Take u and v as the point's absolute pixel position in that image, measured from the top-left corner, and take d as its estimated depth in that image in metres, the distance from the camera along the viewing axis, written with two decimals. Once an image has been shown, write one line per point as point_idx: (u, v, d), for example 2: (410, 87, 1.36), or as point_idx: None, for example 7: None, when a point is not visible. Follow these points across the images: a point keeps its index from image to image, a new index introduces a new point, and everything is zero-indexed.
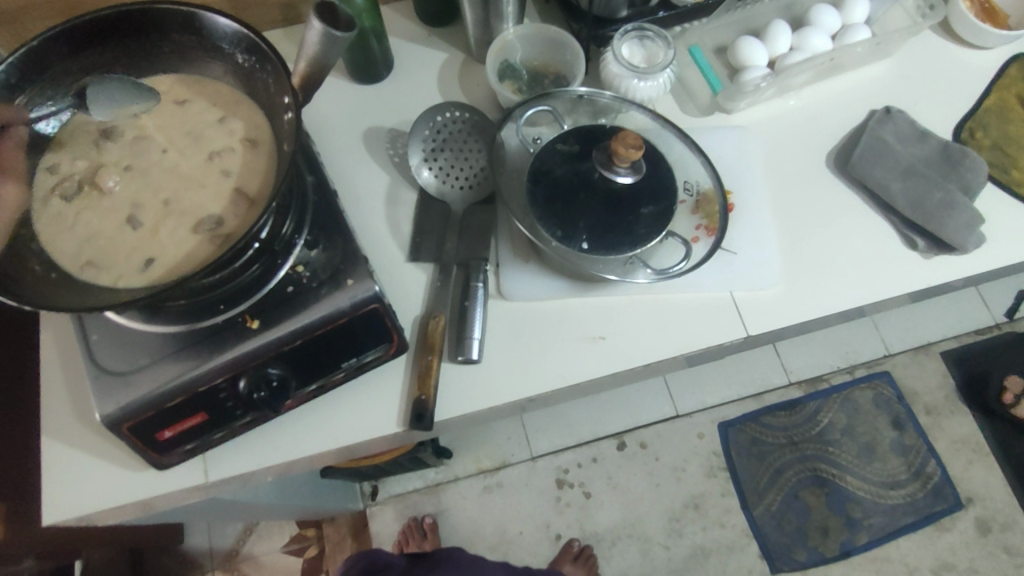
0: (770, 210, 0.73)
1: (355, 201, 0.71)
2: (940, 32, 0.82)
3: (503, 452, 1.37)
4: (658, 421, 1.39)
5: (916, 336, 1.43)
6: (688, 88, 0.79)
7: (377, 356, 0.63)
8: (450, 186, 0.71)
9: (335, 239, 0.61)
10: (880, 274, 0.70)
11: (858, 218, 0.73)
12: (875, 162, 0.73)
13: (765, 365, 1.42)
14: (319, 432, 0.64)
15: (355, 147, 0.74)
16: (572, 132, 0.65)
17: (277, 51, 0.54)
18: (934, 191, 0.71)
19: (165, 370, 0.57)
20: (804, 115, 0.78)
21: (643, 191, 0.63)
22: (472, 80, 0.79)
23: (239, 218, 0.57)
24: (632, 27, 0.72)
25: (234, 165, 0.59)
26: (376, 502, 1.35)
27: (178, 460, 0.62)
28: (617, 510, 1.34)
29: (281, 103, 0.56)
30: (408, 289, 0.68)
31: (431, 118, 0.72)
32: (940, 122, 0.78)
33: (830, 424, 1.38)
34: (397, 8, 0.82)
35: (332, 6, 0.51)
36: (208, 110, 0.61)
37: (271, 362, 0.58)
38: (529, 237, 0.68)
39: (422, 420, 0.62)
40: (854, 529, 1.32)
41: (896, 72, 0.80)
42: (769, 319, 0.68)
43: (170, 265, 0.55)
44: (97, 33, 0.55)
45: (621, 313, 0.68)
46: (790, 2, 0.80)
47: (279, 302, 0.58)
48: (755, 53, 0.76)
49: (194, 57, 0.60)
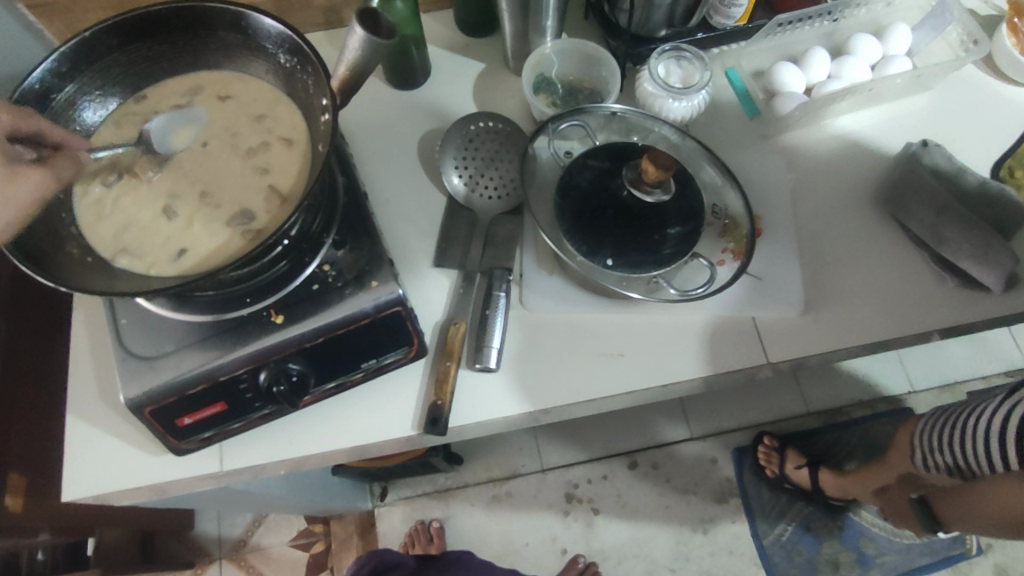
0: (798, 237, 0.72)
1: (384, 204, 0.72)
2: (982, 67, 0.81)
3: (514, 463, 1.37)
4: (672, 442, 1.38)
5: (942, 373, 1.40)
6: (720, 110, 0.78)
7: (396, 358, 0.64)
8: (479, 195, 0.72)
9: (362, 240, 0.62)
10: (908, 310, 0.69)
11: (888, 252, 0.72)
12: (911, 197, 0.71)
13: (783, 394, 1.41)
14: (337, 430, 0.65)
15: (387, 151, 0.75)
16: (602, 148, 0.66)
17: (318, 53, 0.55)
18: (969, 230, 0.68)
19: (190, 358, 0.58)
20: (836, 144, 0.77)
21: (671, 210, 0.63)
22: (507, 91, 0.79)
23: (271, 214, 0.58)
24: (668, 48, 0.72)
25: (269, 162, 0.60)
26: (384, 503, 1.35)
27: (195, 447, 0.63)
28: (626, 528, 1.33)
29: (318, 105, 0.58)
30: (431, 293, 0.69)
31: (464, 128, 0.73)
32: (977, 157, 0.76)
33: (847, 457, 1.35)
34: (437, 16, 0.83)
35: (375, 14, 0.51)
36: (246, 107, 0.62)
37: (292, 358, 0.59)
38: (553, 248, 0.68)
39: (436, 424, 0.63)
40: (866, 566, 1.30)
41: (936, 105, 0.79)
42: (792, 347, 0.68)
43: (201, 257, 0.57)
44: (147, 28, 0.57)
45: (641, 331, 0.68)
46: (830, 30, 0.80)
47: (303, 300, 0.59)
48: (791, 79, 0.76)
49: (238, 56, 0.62)
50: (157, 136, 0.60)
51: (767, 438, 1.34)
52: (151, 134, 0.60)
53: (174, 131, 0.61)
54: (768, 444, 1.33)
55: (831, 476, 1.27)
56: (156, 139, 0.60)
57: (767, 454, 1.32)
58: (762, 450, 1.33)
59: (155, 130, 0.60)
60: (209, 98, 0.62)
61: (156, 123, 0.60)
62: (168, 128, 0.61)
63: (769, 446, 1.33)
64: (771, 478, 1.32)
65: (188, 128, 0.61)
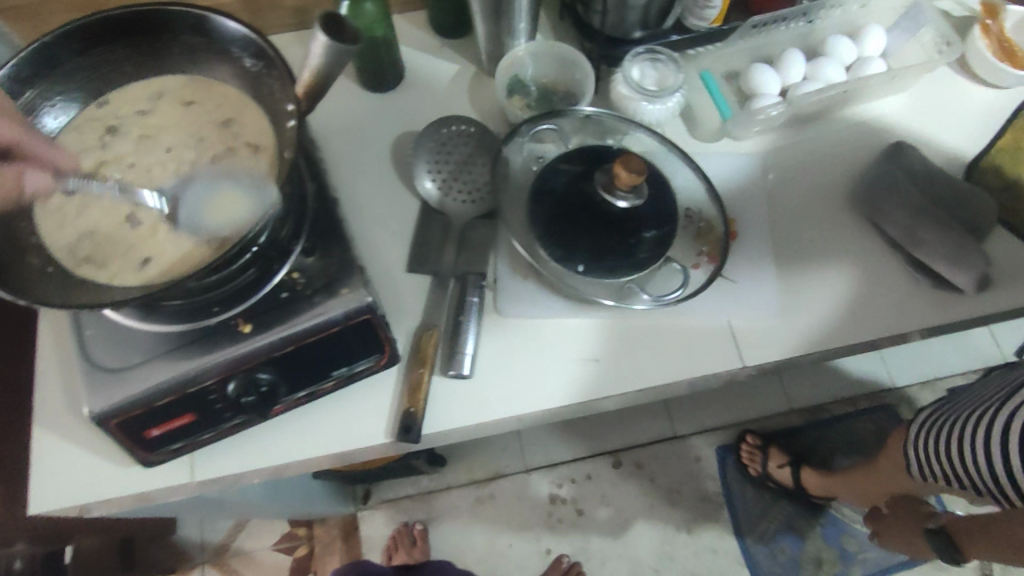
0: (772, 240, 0.72)
1: (358, 209, 0.71)
2: (957, 68, 0.81)
3: (497, 464, 1.36)
4: (655, 442, 1.38)
5: (922, 370, 1.41)
6: (695, 114, 0.78)
7: (368, 366, 0.63)
8: (452, 200, 0.70)
9: (333, 247, 0.62)
10: (883, 313, 0.70)
11: (863, 255, 0.72)
12: (888, 198, 0.71)
13: (766, 392, 1.41)
14: (310, 439, 0.64)
15: (360, 154, 0.74)
16: (575, 153, 0.65)
17: (283, 58, 0.54)
18: (943, 231, 0.68)
19: (156, 369, 0.57)
20: (812, 145, 0.77)
21: (648, 214, 0.63)
22: (482, 93, 0.79)
23: (237, 222, 0.57)
24: (643, 50, 0.72)
25: (235, 168, 0.59)
26: (367, 506, 1.34)
27: (163, 459, 0.62)
28: (610, 528, 1.33)
29: (285, 110, 0.57)
30: (405, 298, 0.68)
31: (435, 132, 0.73)
32: (952, 160, 0.77)
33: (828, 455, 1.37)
34: (411, 17, 0.82)
35: (338, 18, 0.49)
36: (212, 112, 0.61)
37: (261, 367, 0.58)
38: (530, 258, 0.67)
39: (409, 432, 0.62)
40: (849, 563, 1.31)
41: (910, 106, 0.79)
42: (767, 351, 0.68)
43: (165, 267, 0.55)
44: (108, 32, 0.56)
45: (616, 335, 0.67)
46: (805, 32, 0.80)
47: (272, 308, 0.58)
48: (766, 81, 0.76)
49: (204, 60, 0.61)
50: (187, 209, 0.57)
51: (751, 436, 1.34)
52: (181, 208, 0.57)
53: (204, 201, 0.57)
54: (752, 442, 1.33)
55: (814, 476, 1.27)
56: (187, 213, 0.57)
57: (750, 452, 1.33)
58: (745, 448, 1.33)
59: (189, 205, 0.57)
60: (173, 103, 0.61)
61: (190, 198, 0.57)
62: (201, 200, 0.57)
63: (753, 444, 1.33)
64: (753, 476, 1.33)
65: (219, 196, 0.57)
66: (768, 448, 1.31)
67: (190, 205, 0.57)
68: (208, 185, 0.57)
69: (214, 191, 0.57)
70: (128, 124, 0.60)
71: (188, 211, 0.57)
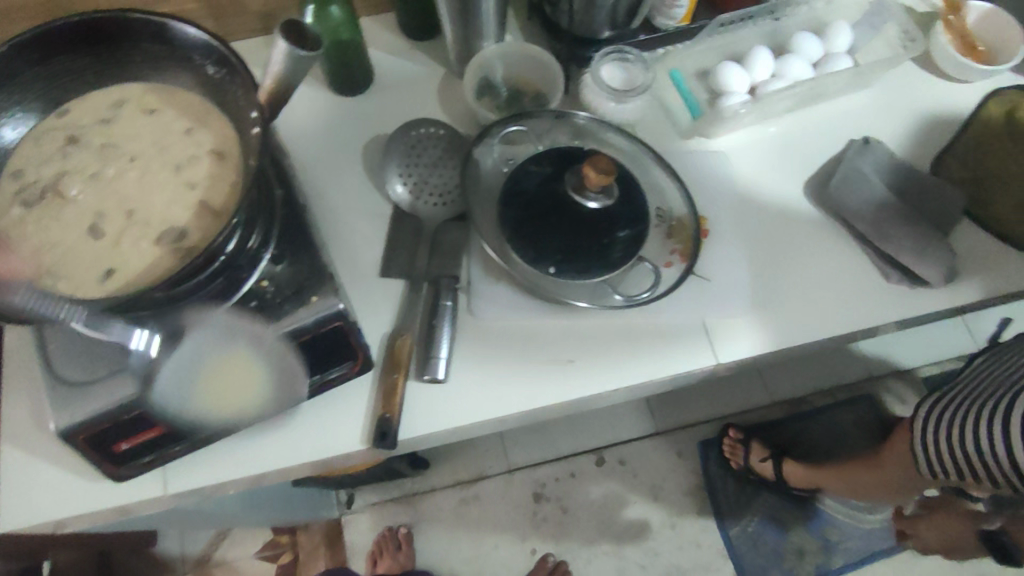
0: (744, 236, 0.73)
1: (329, 215, 0.71)
2: (921, 64, 0.82)
3: (481, 465, 1.36)
4: (638, 438, 1.38)
5: (898, 360, 1.43)
6: (669, 112, 0.78)
7: (341, 372, 0.63)
8: (424, 203, 0.70)
9: (302, 254, 0.61)
10: (855, 308, 0.70)
11: (833, 249, 0.73)
12: (853, 192, 0.73)
13: (746, 386, 1.42)
14: (285, 448, 0.63)
15: (330, 159, 0.73)
16: (545, 154, 0.65)
17: (246, 65, 0.54)
18: (908, 228, 0.71)
19: (122, 382, 0.55)
20: (781, 142, 0.78)
21: (619, 213, 0.63)
22: (452, 95, 0.78)
23: (203, 231, 0.56)
24: (611, 50, 0.72)
25: (201, 177, 0.58)
26: (351, 511, 1.33)
27: (135, 472, 0.61)
28: (595, 526, 1.33)
29: (248, 117, 0.56)
30: (377, 304, 0.68)
31: (405, 135, 0.72)
32: (916, 155, 0.78)
33: (810, 446, 1.37)
34: (379, 19, 0.82)
35: (299, 25, 0.50)
36: (176, 121, 0.60)
37: (231, 378, 0.57)
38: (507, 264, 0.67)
39: (385, 438, 0.62)
40: (830, 553, 1.33)
41: (877, 101, 0.80)
42: (740, 347, 0.68)
43: (129, 278, 0.54)
44: (65, 40, 0.55)
45: (591, 335, 0.67)
46: (772, 29, 0.81)
47: (241, 317, 0.58)
48: (734, 79, 0.76)
49: (165, 67, 0.60)
50: (176, 387, 0.56)
51: (733, 431, 1.34)
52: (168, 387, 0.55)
53: (192, 373, 0.56)
54: (735, 435, 1.34)
55: (800, 468, 1.27)
56: (177, 391, 0.56)
57: (732, 447, 1.33)
58: (728, 443, 1.34)
59: (175, 384, 0.56)
60: (135, 112, 0.60)
61: (173, 378, 0.55)
62: (186, 377, 0.56)
63: (735, 439, 1.34)
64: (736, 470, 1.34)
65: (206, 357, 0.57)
66: (751, 441, 1.32)
67: (175, 382, 0.56)
68: (212, 341, 0.57)
69: (198, 359, 0.56)
70: (89, 134, 0.60)
71: (179, 388, 0.56)
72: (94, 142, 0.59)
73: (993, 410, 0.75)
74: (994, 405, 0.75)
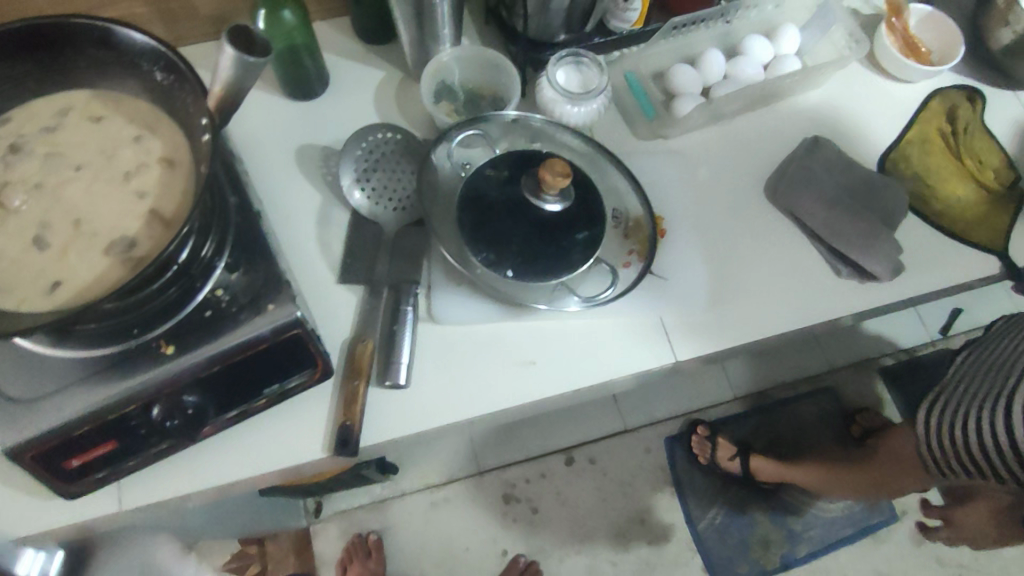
0: (700, 236, 0.74)
1: (285, 221, 0.70)
2: (867, 64, 0.85)
3: (451, 468, 1.35)
4: (606, 436, 1.40)
5: (855, 352, 1.47)
6: (625, 111, 0.79)
7: (300, 381, 0.62)
8: (383, 208, 0.70)
9: (258, 262, 0.60)
10: (808, 303, 0.72)
11: (786, 246, 0.75)
12: (802, 191, 0.75)
13: (711, 380, 1.44)
14: (245, 460, 0.62)
15: (286, 165, 0.73)
16: (503, 157, 0.65)
17: (196, 71, 0.53)
18: (856, 221, 0.73)
19: (72, 398, 0.54)
20: (736, 141, 0.79)
21: (576, 214, 0.64)
22: (409, 99, 0.78)
23: (154, 241, 0.55)
24: (566, 53, 0.73)
25: (150, 186, 0.57)
26: (320, 519, 1.32)
27: (86, 490, 0.59)
28: (565, 525, 1.34)
29: (198, 124, 0.55)
30: (337, 310, 0.67)
31: (362, 140, 0.71)
32: (866, 152, 0.80)
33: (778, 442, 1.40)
34: (334, 23, 0.81)
35: (248, 30, 0.48)
36: (124, 128, 0.59)
37: (187, 391, 0.57)
38: (463, 265, 0.65)
39: (347, 446, 0.62)
40: (795, 542, 1.36)
41: (826, 102, 0.82)
42: (699, 345, 0.69)
43: (77, 289, 0.53)
44: (5, 46, 0.54)
45: (551, 337, 0.68)
46: (724, 31, 0.83)
47: (195, 327, 0.57)
48: (688, 80, 0.79)
49: (111, 74, 0.59)
50: None
51: (700, 427, 1.36)
52: None
53: None
54: (703, 434, 1.35)
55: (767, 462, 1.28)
56: None
57: (700, 443, 1.34)
58: (696, 440, 1.35)
59: None
60: (80, 120, 0.59)
61: None
62: None
63: (702, 435, 1.35)
64: (704, 464, 1.35)
65: None
66: (720, 441, 1.33)
67: None
68: None
69: None
70: (32, 143, 0.58)
71: None
72: (38, 151, 0.58)
73: (988, 403, 0.78)
74: (988, 399, 0.78)
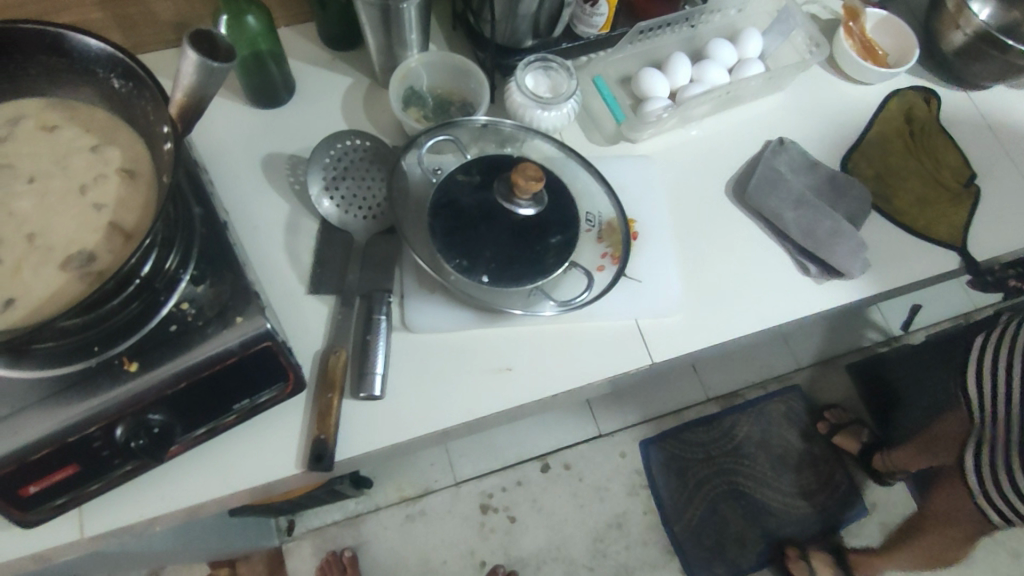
0: (673, 239, 0.74)
1: (252, 232, 0.68)
2: (828, 68, 0.87)
3: (426, 479, 1.34)
4: (582, 441, 1.39)
5: (823, 351, 1.50)
6: (593, 117, 0.80)
7: (271, 396, 0.60)
8: (353, 216, 0.69)
9: (224, 274, 0.58)
10: (778, 302, 0.73)
11: (756, 246, 0.75)
12: (768, 193, 0.75)
13: (684, 382, 1.46)
14: (212, 479, 0.60)
15: (252, 174, 0.71)
16: (474, 163, 0.65)
17: (155, 77, 0.51)
18: (825, 219, 0.74)
19: (30, 421, 0.52)
20: (705, 143, 0.80)
21: (548, 219, 0.63)
22: (377, 106, 0.77)
23: (113, 253, 0.53)
24: (534, 58, 0.73)
25: (108, 197, 0.55)
26: (292, 538, 1.28)
27: (47, 517, 0.56)
28: (543, 532, 1.33)
29: (159, 132, 0.53)
30: (308, 322, 0.65)
31: (329, 147, 0.70)
32: (829, 153, 0.82)
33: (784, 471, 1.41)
34: (299, 30, 0.80)
35: (210, 34, 0.47)
36: (81, 138, 0.57)
37: (152, 408, 0.54)
38: (458, 287, 0.64)
39: (321, 461, 0.60)
40: (768, 540, 1.37)
41: (789, 105, 0.84)
42: (673, 346, 0.70)
43: (32, 306, 0.51)
44: None
45: (527, 343, 0.67)
46: (689, 36, 0.84)
47: (160, 343, 0.55)
48: (654, 84, 0.79)
49: (65, 81, 0.56)
50: None
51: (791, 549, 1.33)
52: None
53: None
54: (795, 555, 1.32)
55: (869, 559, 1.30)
56: None
57: (797, 564, 1.31)
58: (791, 562, 1.32)
59: None
60: (33, 130, 0.57)
61: None
62: None
63: (795, 555, 1.32)
64: None
65: None
66: (813, 557, 1.30)
67: None
68: None
69: None
70: None
71: None
72: None
73: None
74: None
